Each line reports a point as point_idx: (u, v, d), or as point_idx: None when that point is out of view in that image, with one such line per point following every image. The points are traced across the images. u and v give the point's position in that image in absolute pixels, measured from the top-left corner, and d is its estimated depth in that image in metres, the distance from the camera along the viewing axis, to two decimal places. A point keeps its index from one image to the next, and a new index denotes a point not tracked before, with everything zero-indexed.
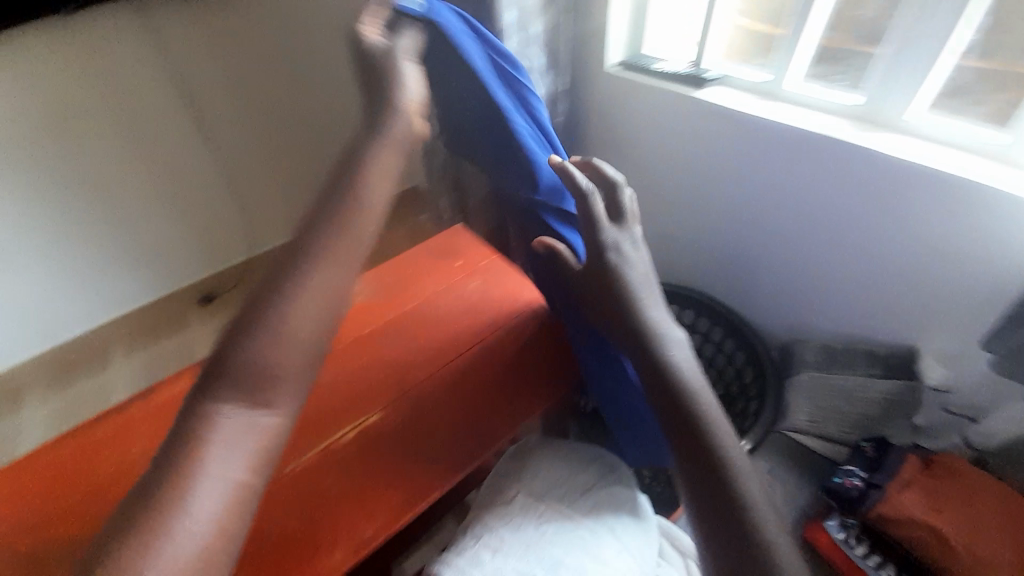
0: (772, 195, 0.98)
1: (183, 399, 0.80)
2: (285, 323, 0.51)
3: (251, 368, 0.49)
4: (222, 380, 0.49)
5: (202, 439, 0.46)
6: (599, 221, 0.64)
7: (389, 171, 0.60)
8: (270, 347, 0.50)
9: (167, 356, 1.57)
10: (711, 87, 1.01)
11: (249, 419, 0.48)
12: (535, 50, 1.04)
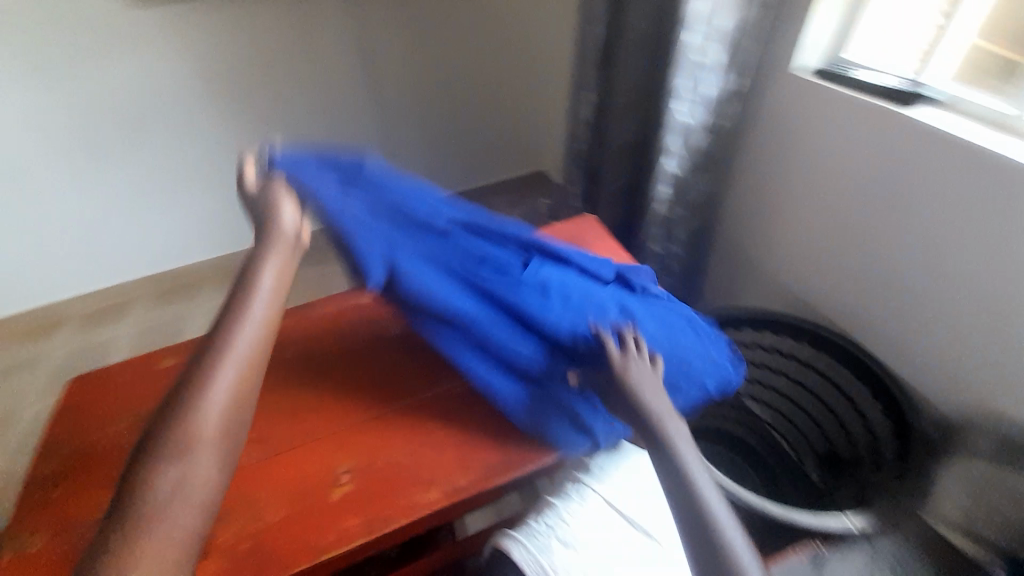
0: (972, 243, 0.83)
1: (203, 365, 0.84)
2: (209, 386, 0.60)
3: (179, 425, 0.57)
4: (160, 435, 0.56)
5: (145, 481, 0.54)
6: (611, 352, 0.71)
7: (283, 267, 0.70)
8: (193, 407, 0.58)
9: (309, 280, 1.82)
10: (923, 107, 0.88)
11: (184, 463, 0.56)
12: (716, 45, 0.97)
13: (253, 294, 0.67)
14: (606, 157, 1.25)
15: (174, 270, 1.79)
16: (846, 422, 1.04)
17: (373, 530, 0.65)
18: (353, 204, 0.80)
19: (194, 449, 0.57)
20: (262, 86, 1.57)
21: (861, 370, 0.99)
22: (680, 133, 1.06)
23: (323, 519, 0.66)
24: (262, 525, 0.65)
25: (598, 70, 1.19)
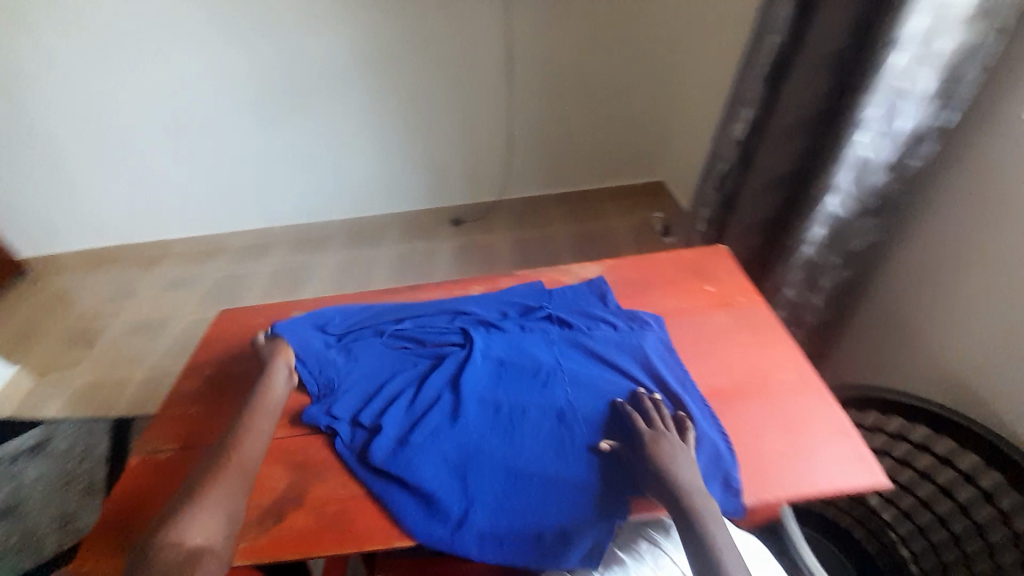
0: None
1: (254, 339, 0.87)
2: (218, 470, 0.60)
3: (185, 510, 0.55)
4: (169, 516, 0.55)
5: (160, 548, 0.52)
6: (641, 428, 0.63)
7: (276, 390, 0.70)
8: (200, 486, 0.58)
9: (416, 252, 1.94)
10: None
11: (195, 531, 0.54)
12: (927, 73, 0.82)
13: (253, 405, 0.67)
14: (750, 181, 1.11)
15: (312, 223, 2.04)
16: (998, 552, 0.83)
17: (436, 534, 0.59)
18: (330, 346, 0.77)
19: (201, 527, 0.54)
20: (410, 66, 1.72)
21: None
22: (856, 168, 0.92)
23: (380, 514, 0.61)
24: (341, 502, 0.62)
25: (764, 85, 1.04)
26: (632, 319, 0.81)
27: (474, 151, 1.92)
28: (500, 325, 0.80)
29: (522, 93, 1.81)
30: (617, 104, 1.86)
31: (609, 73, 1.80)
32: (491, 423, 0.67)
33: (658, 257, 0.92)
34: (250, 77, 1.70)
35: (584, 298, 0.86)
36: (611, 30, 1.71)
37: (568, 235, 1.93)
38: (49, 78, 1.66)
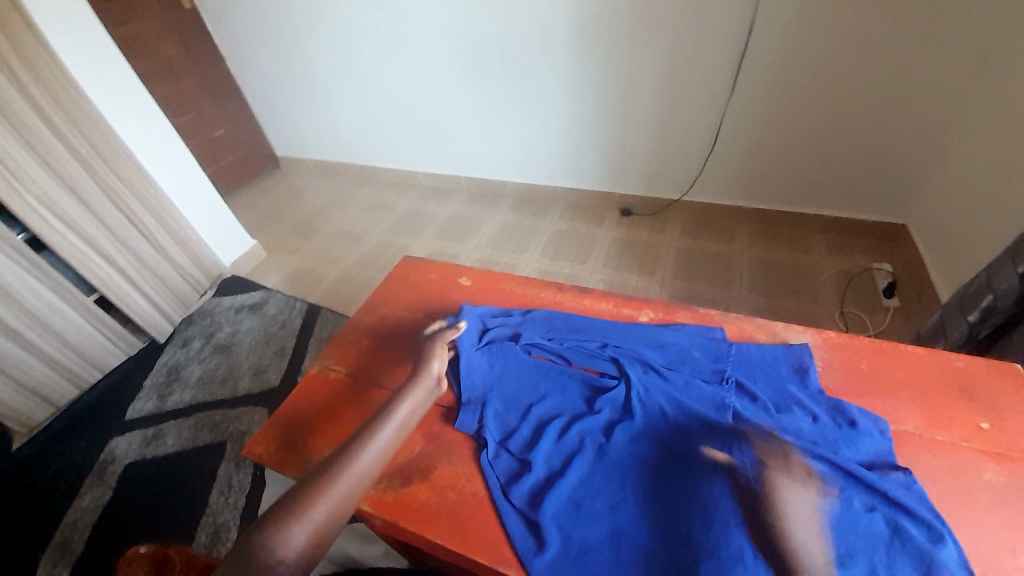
0: None
1: (414, 309, 0.90)
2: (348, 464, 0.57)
3: (330, 475, 0.56)
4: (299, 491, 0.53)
5: (279, 526, 0.50)
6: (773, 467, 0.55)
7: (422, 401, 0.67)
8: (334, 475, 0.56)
9: (577, 232, 1.89)
10: None
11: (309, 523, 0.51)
12: None
13: (402, 405, 0.65)
14: None
15: (492, 178, 2.12)
16: None
17: None
18: (479, 352, 0.77)
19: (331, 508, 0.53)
20: (624, 45, 1.54)
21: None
22: None
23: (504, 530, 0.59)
24: (465, 495, 0.63)
25: None
26: (836, 413, 0.63)
27: (670, 142, 1.71)
28: (663, 372, 0.69)
29: (750, 96, 1.51)
30: (877, 128, 1.45)
31: (885, 81, 1.35)
32: (647, 486, 0.59)
33: (895, 352, 0.72)
34: (466, 27, 1.71)
35: (777, 369, 0.70)
36: (906, 34, 1.27)
37: (751, 262, 1.66)
38: (314, 12, 1.91)
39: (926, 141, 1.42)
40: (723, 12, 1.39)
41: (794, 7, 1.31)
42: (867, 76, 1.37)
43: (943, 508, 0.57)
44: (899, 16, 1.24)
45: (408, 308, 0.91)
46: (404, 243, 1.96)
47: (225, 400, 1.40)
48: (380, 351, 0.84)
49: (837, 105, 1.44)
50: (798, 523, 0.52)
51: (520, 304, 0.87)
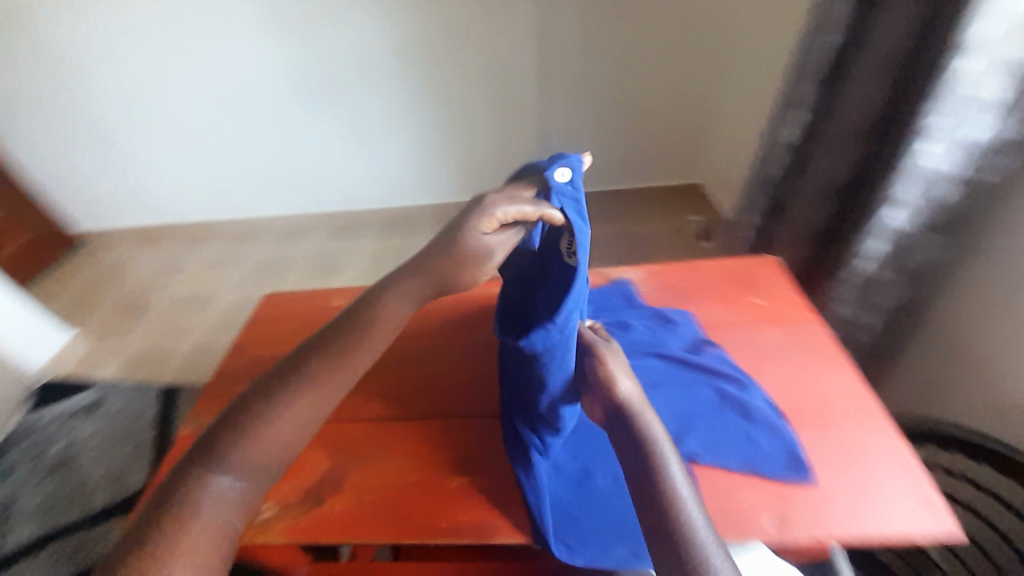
0: None
1: (286, 345, 0.87)
2: (291, 400, 0.53)
3: (269, 412, 0.52)
4: (225, 441, 0.51)
5: (196, 489, 0.48)
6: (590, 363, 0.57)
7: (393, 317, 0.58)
8: (277, 423, 0.52)
9: None
10: None
11: (233, 488, 0.49)
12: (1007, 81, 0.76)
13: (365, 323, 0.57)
14: (802, 185, 1.09)
15: (346, 212, 2.08)
16: None
17: (478, 535, 0.61)
18: (546, 274, 0.61)
19: (274, 436, 0.51)
20: (445, 66, 1.71)
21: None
22: (918, 178, 0.88)
23: (435, 507, 0.64)
24: (385, 489, 0.66)
25: (820, 85, 1.02)
26: (659, 318, 0.81)
27: (506, 146, 1.89)
28: None
29: (562, 91, 1.75)
30: (660, 104, 1.79)
31: (655, 65, 1.71)
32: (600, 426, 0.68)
33: (700, 269, 0.92)
34: (284, 62, 1.70)
35: (611, 299, 0.85)
36: (657, 28, 1.63)
37: (603, 238, 1.88)
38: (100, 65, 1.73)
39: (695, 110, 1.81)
40: (524, 24, 1.62)
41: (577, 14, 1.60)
42: (643, 63, 1.70)
43: (756, 366, 0.75)
44: (650, 15, 1.60)
45: (281, 344, 0.88)
46: (264, 295, 1.81)
47: (78, 521, 1.17)
48: None
49: (627, 90, 1.76)
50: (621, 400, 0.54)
51: None
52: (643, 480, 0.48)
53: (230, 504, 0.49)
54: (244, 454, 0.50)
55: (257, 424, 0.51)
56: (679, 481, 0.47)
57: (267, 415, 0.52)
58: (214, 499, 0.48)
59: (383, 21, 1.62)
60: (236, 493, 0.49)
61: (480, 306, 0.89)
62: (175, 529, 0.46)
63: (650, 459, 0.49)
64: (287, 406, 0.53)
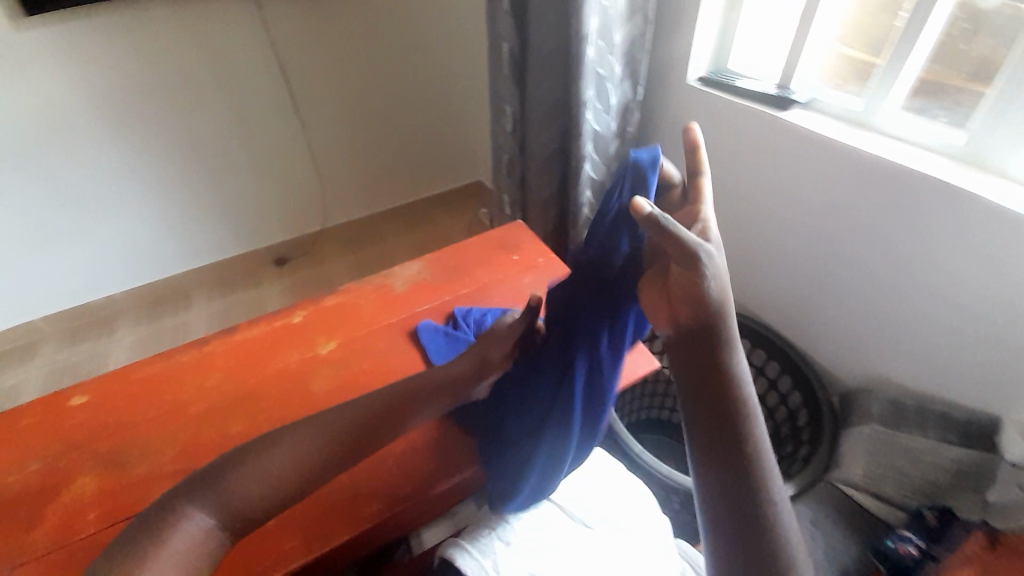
0: (847, 240, 0.93)
1: (33, 474, 0.74)
2: (270, 447, 0.57)
3: (251, 458, 0.56)
4: (203, 494, 0.54)
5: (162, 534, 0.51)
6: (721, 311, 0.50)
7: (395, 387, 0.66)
8: (255, 469, 0.55)
9: (240, 305, 1.75)
10: (798, 110, 0.97)
11: (206, 529, 0.53)
12: (613, 59, 1.10)
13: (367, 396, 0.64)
14: (531, 161, 1.31)
15: (86, 306, 1.69)
16: (769, 400, 1.10)
17: (311, 549, 0.66)
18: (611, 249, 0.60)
19: (276, 474, 0.56)
20: (159, 116, 1.51)
21: (775, 348, 1.06)
22: (592, 139, 1.18)
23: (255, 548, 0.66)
24: None
25: (514, 80, 1.23)
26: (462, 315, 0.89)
27: (271, 186, 1.78)
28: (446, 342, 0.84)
29: (311, 121, 1.70)
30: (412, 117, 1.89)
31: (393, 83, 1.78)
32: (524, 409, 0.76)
33: (467, 245, 1.03)
34: None
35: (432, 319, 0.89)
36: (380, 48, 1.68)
37: (402, 249, 1.91)
38: None
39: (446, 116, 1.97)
40: (246, 63, 1.53)
41: (303, 46, 1.56)
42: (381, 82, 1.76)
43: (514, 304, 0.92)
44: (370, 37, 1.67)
45: (26, 474, 0.74)
46: None
47: None
48: (15, 537, 0.68)
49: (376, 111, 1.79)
50: (745, 399, 0.50)
51: (167, 384, 0.83)
52: (719, 416, 0.50)
53: (203, 545, 0.52)
54: (238, 491, 0.55)
55: (275, 452, 0.57)
56: (755, 418, 0.51)
57: (287, 444, 0.57)
58: (185, 534, 0.51)
59: (61, 82, 1.36)
60: (205, 532, 0.53)
61: (265, 339, 0.88)
62: (142, 556, 0.49)
63: (757, 466, 0.49)
64: (315, 437, 0.58)
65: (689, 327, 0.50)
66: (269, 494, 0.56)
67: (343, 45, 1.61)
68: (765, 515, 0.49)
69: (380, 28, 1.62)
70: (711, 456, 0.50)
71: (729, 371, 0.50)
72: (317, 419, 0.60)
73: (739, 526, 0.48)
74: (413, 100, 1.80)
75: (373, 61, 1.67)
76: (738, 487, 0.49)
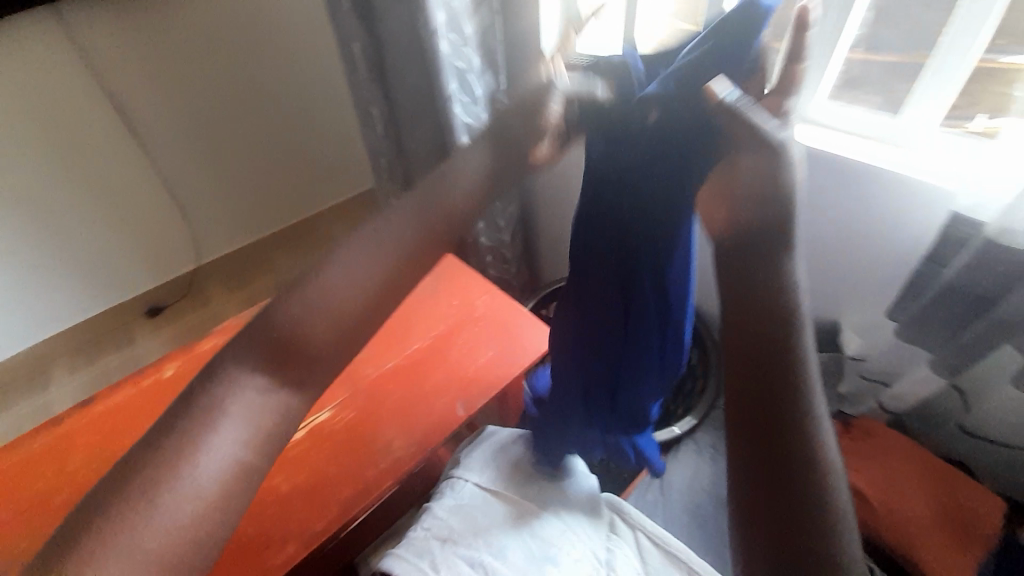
0: None
1: None
2: (318, 294, 0.47)
3: (292, 299, 0.46)
4: (254, 333, 0.45)
5: (215, 403, 0.42)
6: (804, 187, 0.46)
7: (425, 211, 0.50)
8: (305, 310, 0.46)
9: (112, 370, 1.53)
10: None
11: (261, 397, 0.44)
12: (469, 51, 1.11)
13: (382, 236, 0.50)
14: (411, 161, 1.28)
15: None
16: None
17: None
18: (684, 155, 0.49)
19: (325, 302, 0.46)
20: None
21: None
22: (466, 132, 1.19)
23: None
24: None
25: (375, 81, 1.19)
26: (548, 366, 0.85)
27: (123, 229, 1.56)
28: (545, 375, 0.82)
29: (158, 150, 1.51)
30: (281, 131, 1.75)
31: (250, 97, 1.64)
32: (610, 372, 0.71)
33: None
34: None
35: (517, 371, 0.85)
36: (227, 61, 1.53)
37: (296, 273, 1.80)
38: None
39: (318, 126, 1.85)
40: (58, 95, 1.31)
41: (128, 69, 1.37)
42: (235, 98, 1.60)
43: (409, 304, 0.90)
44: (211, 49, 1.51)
45: None
46: None
47: None
48: None
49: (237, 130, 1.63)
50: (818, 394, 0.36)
51: (16, 482, 0.70)
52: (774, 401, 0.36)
53: (263, 411, 0.44)
54: (280, 331, 0.46)
55: (318, 280, 0.47)
56: (827, 425, 0.36)
57: (336, 270, 0.47)
58: (237, 404, 0.43)
59: None
60: (263, 395, 0.44)
61: (134, 402, 0.77)
62: (197, 425, 0.42)
63: (828, 488, 0.34)
64: (356, 254, 0.48)
65: (744, 231, 0.41)
66: (336, 328, 0.47)
67: (179, 64, 1.43)
68: (821, 546, 0.33)
69: (218, 40, 1.46)
70: (762, 459, 0.35)
71: (792, 332, 0.37)
72: (362, 233, 0.49)
73: (788, 569, 0.32)
74: (276, 115, 1.67)
75: (220, 77, 1.52)
76: (800, 513, 0.33)
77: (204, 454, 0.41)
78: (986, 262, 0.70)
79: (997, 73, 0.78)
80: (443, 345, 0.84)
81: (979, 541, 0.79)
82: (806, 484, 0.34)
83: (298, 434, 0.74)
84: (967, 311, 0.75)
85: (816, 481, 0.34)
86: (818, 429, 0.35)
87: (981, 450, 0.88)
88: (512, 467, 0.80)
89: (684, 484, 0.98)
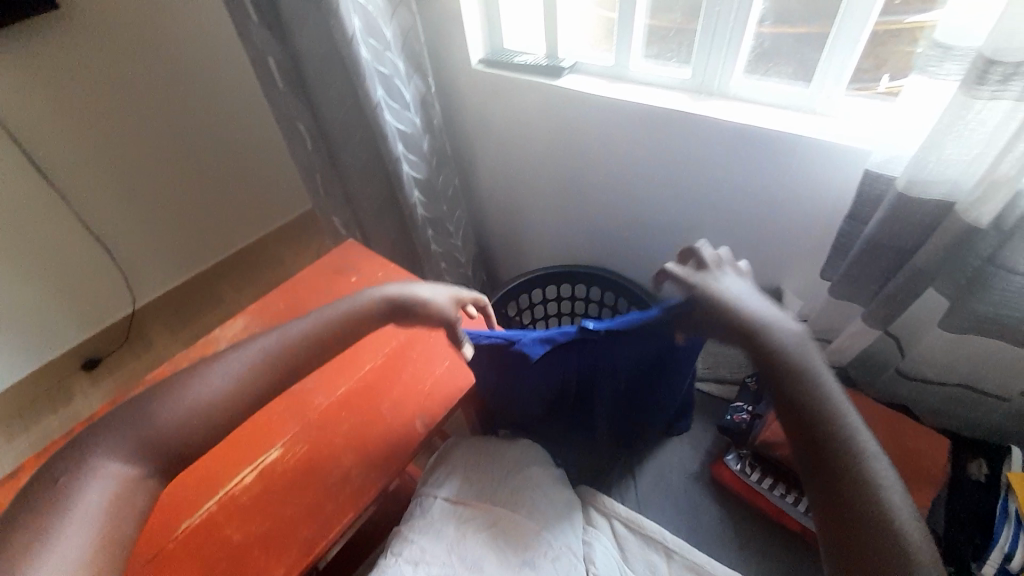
0: (643, 176, 1.07)
1: None
2: (190, 387, 0.62)
3: (166, 398, 0.61)
4: (117, 422, 0.59)
5: (78, 479, 0.54)
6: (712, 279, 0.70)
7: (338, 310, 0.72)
8: (168, 409, 0.60)
9: (51, 434, 1.42)
10: (569, 75, 1.07)
11: (124, 471, 0.56)
12: (392, 55, 1.07)
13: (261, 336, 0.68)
14: (347, 175, 1.24)
15: None
16: None
17: None
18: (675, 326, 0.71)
19: (198, 403, 0.61)
20: None
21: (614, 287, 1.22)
22: (401, 139, 1.16)
23: None
24: None
25: (297, 96, 1.12)
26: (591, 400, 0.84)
27: (42, 281, 1.41)
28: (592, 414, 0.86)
29: (79, 195, 1.40)
30: (215, 158, 1.64)
31: (178, 126, 1.52)
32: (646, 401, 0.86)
33: (293, 281, 0.94)
34: None
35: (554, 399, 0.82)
36: (141, 89, 1.41)
37: (243, 304, 1.72)
38: None
39: (260, 154, 1.74)
40: None
41: (35, 108, 1.26)
42: (161, 129, 1.49)
43: None
44: (126, 79, 1.37)
45: None
46: None
47: None
48: None
49: (166, 162, 1.53)
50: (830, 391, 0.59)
51: None
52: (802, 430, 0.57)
53: (127, 488, 0.56)
54: (155, 429, 0.59)
55: (186, 389, 0.62)
56: (846, 414, 0.57)
57: (209, 374, 0.64)
58: (102, 481, 0.55)
59: None
60: (125, 475, 0.56)
61: None
62: (61, 500, 0.52)
63: (854, 448, 0.55)
64: (237, 361, 0.65)
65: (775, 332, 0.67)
66: (206, 426, 0.62)
67: (93, 98, 1.33)
68: (861, 482, 0.53)
69: (133, 74, 1.38)
70: (803, 439, 0.58)
71: (797, 362, 0.61)
72: (233, 350, 0.66)
73: (838, 499, 0.53)
74: (204, 148, 1.60)
75: (137, 107, 1.42)
76: (840, 467, 0.54)
77: (75, 509, 0.52)
78: (898, 217, 0.75)
79: (903, 33, 0.78)
80: (397, 359, 0.83)
81: (929, 481, 0.85)
82: (841, 452, 0.55)
83: (249, 477, 0.71)
84: (891, 262, 0.79)
85: (850, 447, 0.55)
86: (839, 415, 0.57)
87: (915, 391, 0.94)
88: (481, 479, 0.81)
89: (656, 466, 0.98)
